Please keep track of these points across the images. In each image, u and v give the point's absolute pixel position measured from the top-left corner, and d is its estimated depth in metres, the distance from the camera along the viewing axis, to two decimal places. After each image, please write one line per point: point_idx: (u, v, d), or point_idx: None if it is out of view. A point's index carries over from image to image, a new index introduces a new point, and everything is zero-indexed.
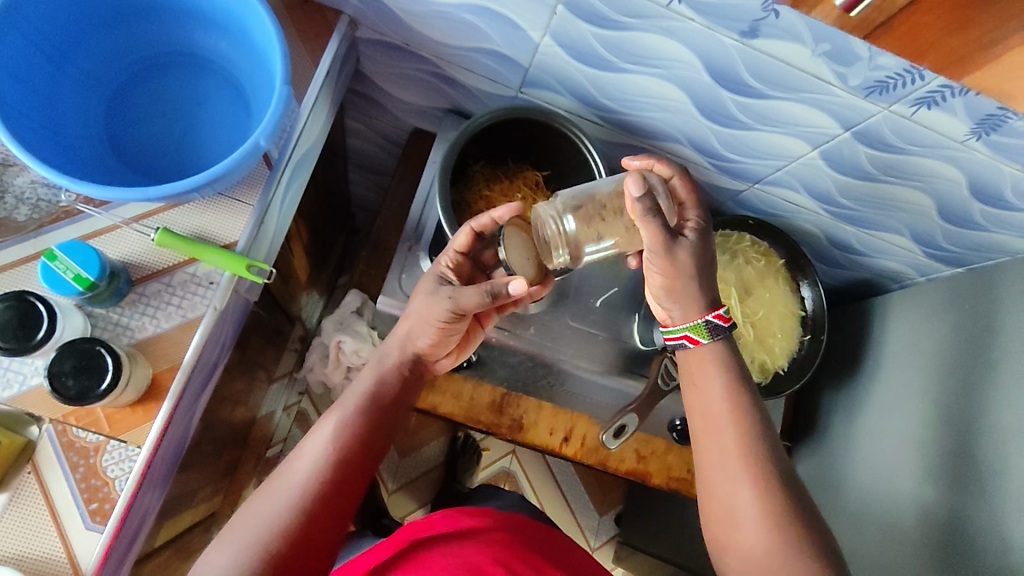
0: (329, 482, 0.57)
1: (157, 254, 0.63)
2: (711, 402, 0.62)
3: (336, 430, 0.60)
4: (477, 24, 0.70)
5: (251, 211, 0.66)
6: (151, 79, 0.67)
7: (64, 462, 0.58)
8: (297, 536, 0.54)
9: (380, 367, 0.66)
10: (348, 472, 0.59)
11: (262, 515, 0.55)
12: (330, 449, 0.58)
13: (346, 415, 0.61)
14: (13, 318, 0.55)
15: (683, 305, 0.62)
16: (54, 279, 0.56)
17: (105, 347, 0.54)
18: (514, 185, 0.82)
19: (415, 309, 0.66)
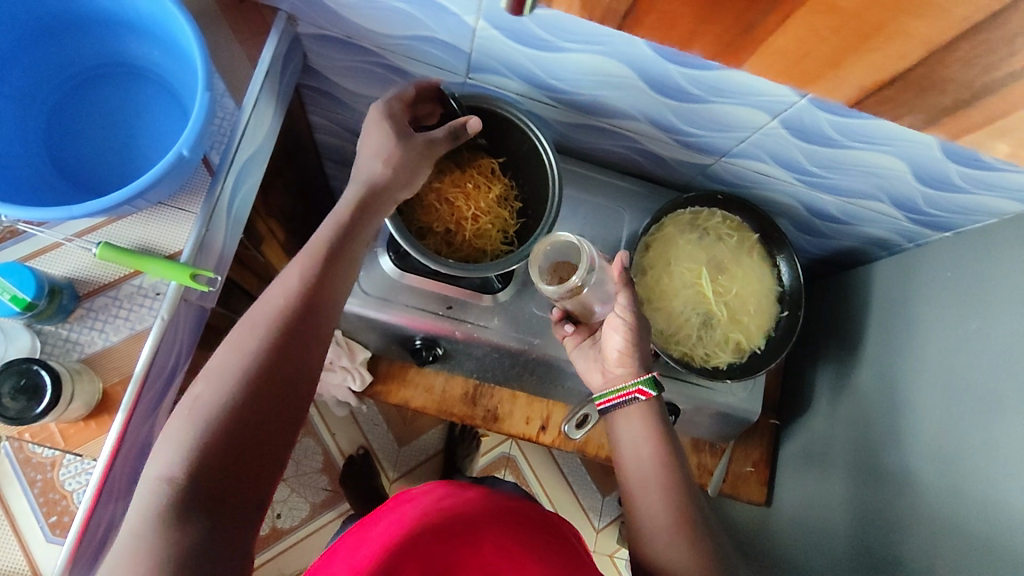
0: (299, 317, 0.51)
1: (102, 269, 0.64)
2: (642, 455, 0.64)
3: (301, 266, 0.53)
4: (411, 13, 0.68)
5: (192, 218, 0.66)
6: (90, 92, 0.67)
7: (23, 479, 0.60)
8: (270, 380, 0.48)
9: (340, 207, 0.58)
10: (318, 308, 0.52)
11: (214, 380, 0.47)
12: (299, 282, 0.52)
13: (311, 247, 0.54)
14: None
15: (628, 368, 0.68)
16: None
17: (42, 366, 0.56)
18: (465, 176, 0.79)
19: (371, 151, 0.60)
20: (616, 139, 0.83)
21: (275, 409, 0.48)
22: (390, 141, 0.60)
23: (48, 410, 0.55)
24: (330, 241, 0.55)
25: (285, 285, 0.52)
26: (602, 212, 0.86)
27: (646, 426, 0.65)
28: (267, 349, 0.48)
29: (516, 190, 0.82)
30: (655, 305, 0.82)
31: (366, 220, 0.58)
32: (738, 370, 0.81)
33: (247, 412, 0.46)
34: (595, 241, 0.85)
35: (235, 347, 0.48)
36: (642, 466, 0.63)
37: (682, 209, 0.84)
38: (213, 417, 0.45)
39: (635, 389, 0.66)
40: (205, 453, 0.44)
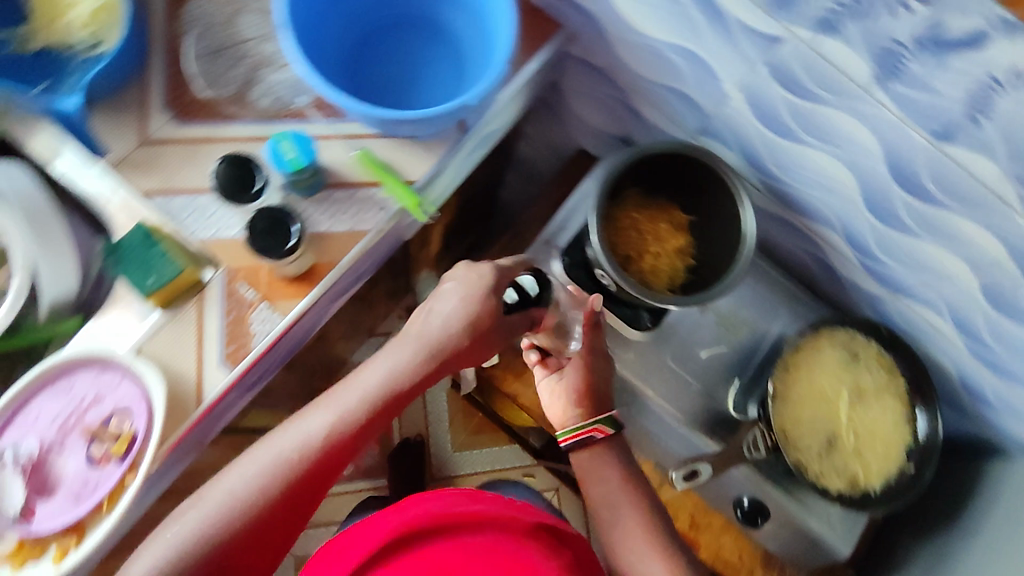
0: (319, 450, 0.65)
1: (350, 169, 0.73)
2: (618, 489, 0.76)
3: (345, 405, 0.66)
4: (679, 66, 0.77)
5: (433, 161, 0.75)
6: (399, 33, 0.79)
7: (223, 305, 0.67)
8: (269, 500, 0.63)
9: (389, 361, 0.68)
10: (336, 459, 0.66)
11: (241, 476, 0.63)
12: (327, 431, 0.65)
13: (349, 398, 0.67)
14: (238, 173, 0.69)
15: (584, 408, 0.78)
16: (276, 157, 0.69)
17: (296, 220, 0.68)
18: (658, 219, 0.84)
19: (443, 306, 0.70)
20: (801, 240, 0.88)
21: (283, 516, 0.64)
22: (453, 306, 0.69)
23: (279, 259, 0.66)
24: (370, 395, 0.67)
25: (315, 423, 0.65)
26: (760, 301, 0.89)
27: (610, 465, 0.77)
28: (263, 491, 0.62)
29: (695, 247, 0.85)
30: (787, 405, 0.82)
31: (405, 382, 0.68)
32: (847, 500, 0.79)
33: (260, 513, 0.62)
34: (745, 324, 0.88)
35: (246, 480, 0.62)
36: (619, 508, 0.75)
37: (841, 328, 0.84)
38: (230, 514, 0.61)
39: (595, 426, 0.77)
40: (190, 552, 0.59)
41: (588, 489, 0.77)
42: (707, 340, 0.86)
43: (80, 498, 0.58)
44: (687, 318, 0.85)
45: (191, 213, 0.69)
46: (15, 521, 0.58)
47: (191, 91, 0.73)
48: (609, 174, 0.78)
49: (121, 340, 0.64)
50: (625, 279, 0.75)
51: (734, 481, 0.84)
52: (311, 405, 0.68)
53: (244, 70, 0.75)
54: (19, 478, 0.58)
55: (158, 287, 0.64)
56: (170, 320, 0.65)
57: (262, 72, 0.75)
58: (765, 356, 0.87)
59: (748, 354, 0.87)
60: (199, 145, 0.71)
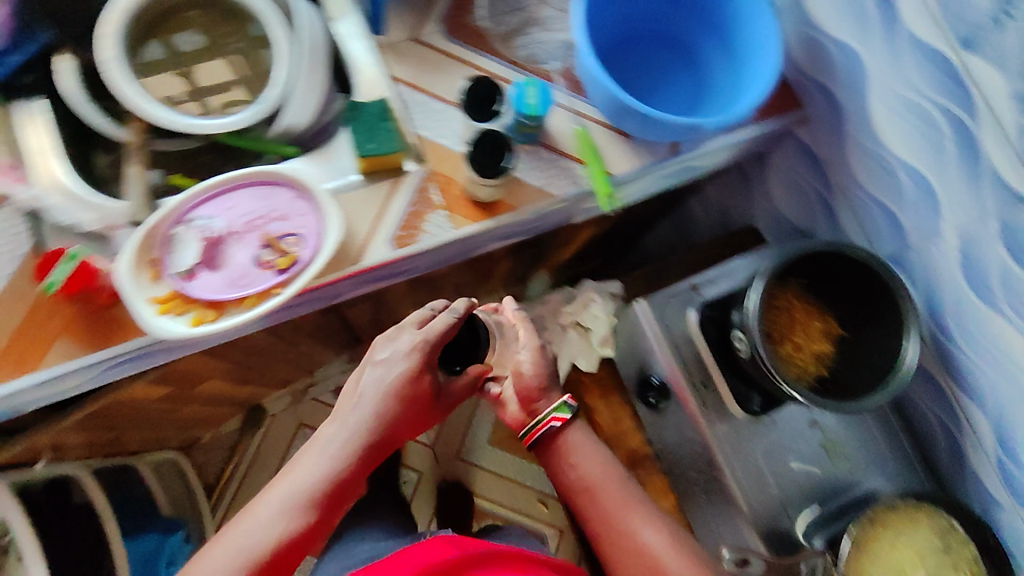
0: (281, 547, 0.58)
1: (564, 139, 0.76)
2: (609, 468, 0.71)
3: (297, 492, 0.61)
4: (904, 188, 0.76)
5: (636, 164, 0.77)
6: (657, 50, 0.84)
7: (410, 196, 0.72)
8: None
9: (341, 442, 0.65)
10: (295, 550, 0.59)
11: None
12: (293, 519, 0.59)
13: (305, 475, 0.62)
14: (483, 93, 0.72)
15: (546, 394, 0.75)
16: (518, 96, 0.71)
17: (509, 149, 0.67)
18: (813, 321, 0.81)
19: (387, 380, 0.68)
20: (944, 410, 0.83)
21: None
22: (393, 390, 0.68)
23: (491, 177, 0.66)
24: (326, 479, 0.62)
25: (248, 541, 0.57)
26: (871, 446, 0.85)
27: (591, 454, 0.72)
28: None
29: (834, 364, 0.80)
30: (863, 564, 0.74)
31: (359, 460, 0.65)
32: None
33: None
34: (847, 459, 0.84)
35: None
36: (608, 480, 0.70)
37: (944, 512, 0.76)
38: None
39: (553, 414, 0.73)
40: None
41: (569, 471, 0.71)
42: (803, 454, 0.83)
43: (235, 285, 0.64)
44: (794, 423, 0.83)
45: (423, 111, 0.75)
46: (175, 276, 0.64)
47: (468, 16, 0.79)
48: (791, 255, 0.77)
49: (321, 181, 0.71)
50: (768, 352, 0.71)
51: None
52: (261, 495, 0.61)
53: (518, 18, 0.80)
54: (196, 244, 0.65)
55: (372, 153, 0.70)
56: (365, 187, 0.72)
57: (530, 27, 0.80)
58: (853, 500, 0.82)
59: (833, 491, 0.82)
60: (451, 59, 0.77)
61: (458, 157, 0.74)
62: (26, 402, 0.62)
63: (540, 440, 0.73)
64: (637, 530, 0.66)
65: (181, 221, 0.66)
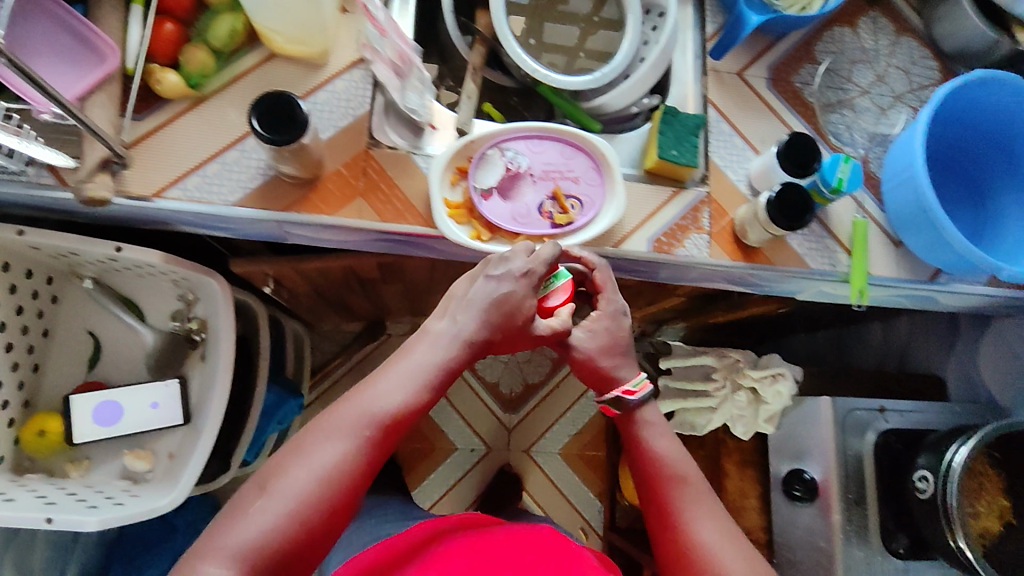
0: (368, 433, 0.55)
1: (840, 222, 0.77)
2: (670, 449, 0.65)
3: (387, 384, 0.58)
4: None
5: (895, 273, 0.78)
6: (948, 176, 0.83)
7: (683, 210, 0.76)
8: (365, 468, 0.55)
9: (434, 343, 0.60)
10: (367, 436, 0.55)
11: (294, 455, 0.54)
12: (367, 406, 0.56)
13: (385, 372, 0.59)
14: (803, 146, 0.73)
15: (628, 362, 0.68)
16: (832, 165, 0.71)
17: (807, 213, 0.69)
18: (996, 496, 0.78)
19: (455, 326, 0.61)
20: None
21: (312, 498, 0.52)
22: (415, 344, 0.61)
23: (786, 229, 0.69)
24: (419, 372, 0.59)
25: (399, 391, 0.57)
26: None
27: (656, 432, 0.66)
28: (351, 464, 0.54)
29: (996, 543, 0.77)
30: None
31: (438, 357, 0.60)
32: None
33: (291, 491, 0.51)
34: None
35: (281, 462, 0.54)
36: (680, 472, 0.63)
37: None
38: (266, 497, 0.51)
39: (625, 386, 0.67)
40: (293, 519, 0.51)
41: (642, 459, 0.65)
42: None
43: (517, 220, 0.71)
44: None
45: (722, 140, 0.78)
46: (475, 190, 0.70)
47: (793, 76, 0.81)
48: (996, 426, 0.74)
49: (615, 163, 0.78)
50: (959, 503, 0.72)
51: None
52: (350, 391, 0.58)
53: (835, 96, 0.82)
54: (501, 171, 0.72)
55: (670, 160, 0.73)
56: (645, 184, 0.76)
57: (844, 110, 0.82)
58: None
59: None
60: (766, 107, 0.80)
61: (742, 197, 0.77)
62: (299, 236, 0.70)
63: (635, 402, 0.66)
64: (691, 523, 0.60)
65: (496, 146, 0.72)
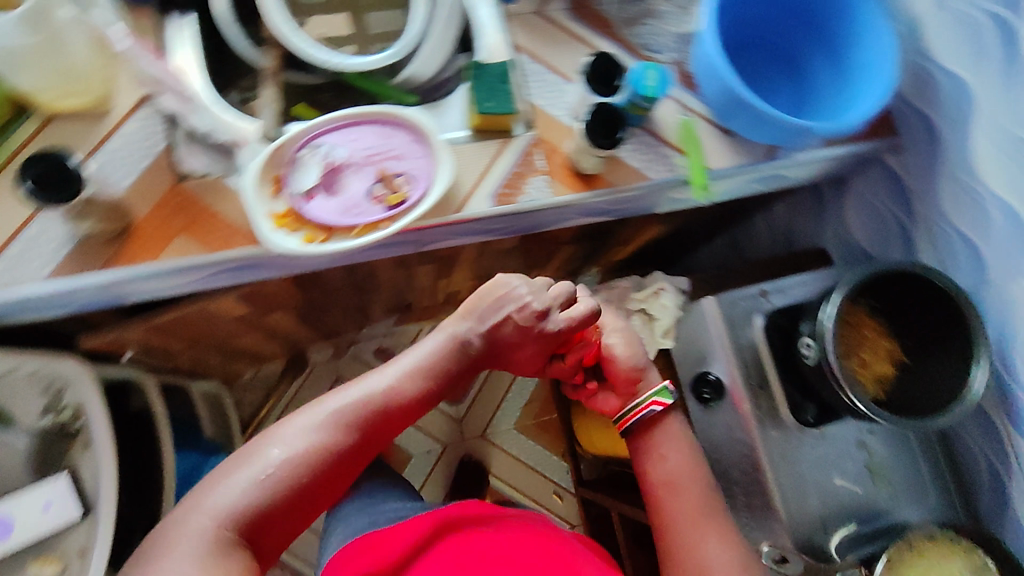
0: (365, 419, 0.68)
1: (668, 129, 0.80)
2: (679, 465, 0.76)
3: (380, 381, 0.70)
4: (993, 223, 0.77)
5: (734, 160, 0.79)
6: (763, 58, 0.86)
7: (517, 158, 0.75)
8: (349, 444, 0.66)
9: (435, 351, 0.74)
10: (363, 424, 0.67)
11: (288, 434, 0.64)
12: (362, 397, 0.68)
13: (383, 372, 0.72)
14: (606, 64, 0.74)
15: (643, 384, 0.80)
16: (638, 76, 0.73)
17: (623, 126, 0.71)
18: (881, 342, 0.82)
19: (442, 334, 0.76)
20: (994, 454, 0.82)
21: (304, 473, 0.62)
22: (410, 354, 0.75)
23: (609, 147, 0.70)
24: (411, 372, 0.72)
25: (388, 386, 0.70)
26: (915, 479, 0.85)
27: (677, 441, 0.78)
28: (343, 442, 0.65)
29: (893, 387, 0.81)
30: None
31: (439, 361, 0.74)
32: None
33: (284, 465, 0.62)
34: (889, 484, 0.84)
35: (276, 442, 0.63)
36: (689, 495, 0.74)
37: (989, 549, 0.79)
38: (257, 472, 0.60)
39: (653, 398, 0.78)
40: (283, 483, 0.61)
41: (659, 478, 0.76)
42: (848, 475, 0.83)
43: (348, 212, 0.67)
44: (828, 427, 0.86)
45: (538, 81, 0.79)
46: (296, 194, 0.67)
47: (591, 1, 0.82)
48: (873, 269, 0.78)
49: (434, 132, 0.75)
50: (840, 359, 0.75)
51: None
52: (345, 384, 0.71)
53: (637, 9, 0.83)
54: (318, 169, 0.68)
55: (490, 111, 0.73)
56: (473, 142, 0.75)
57: (648, 19, 0.83)
58: (886, 526, 0.83)
59: (871, 514, 0.83)
60: (572, 38, 0.81)
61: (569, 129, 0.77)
62: (134, 293, 0.67)
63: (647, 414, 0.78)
64: (697, 545, 0.70)
65: (307, 144, 0.69)
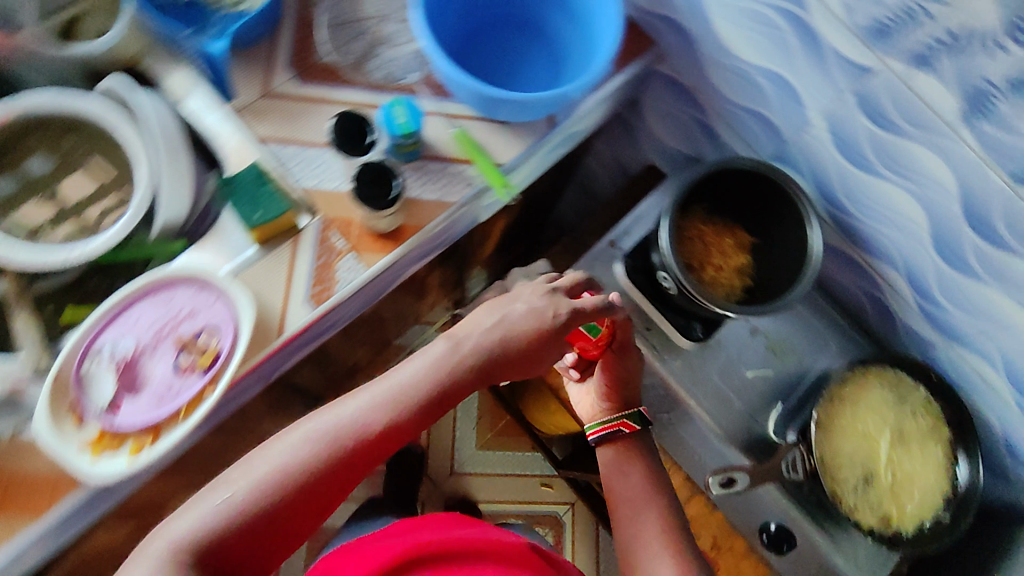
0: (352, 445, 0.59)
1: (445, 145, 0.78)
2: (636, 488, 0.73)
3: (368, 401, 0.62)
4: (766, 91, 0.80)
5: (521, 146, 0.79)
6: (504, 31, 0.85)
7: (314, 250, 0.71)
8: (328, 471, 0.58)
9: (436, 363, 0.65)
10: (350, 450, 0.59)
11: (262, 463, 0.57)
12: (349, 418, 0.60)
13: (380, 386, 0.63)
14: (350, 126, 0.74)
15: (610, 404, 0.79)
16: (388, 120, 0.73)
17: (396, 176, 0.71)
18: (725, 235, 0.89)
19: (444, 342, 0.67)
20: (861, 279, 0.90)
21: (268, 507, 0.55)
22: (412, 361, 0.66)
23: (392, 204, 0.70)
24: (410, 386, 0.64)
25: (371, 409, 0.61)
26: (810, 332, 0.93)
27: (635, 462, 0.76)
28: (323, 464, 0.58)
29: (753, 270, 0.88)
30: (829, 433, 0.84)
31: (440, 372, 0.65)
32: (880, 536, 0.81)
33: (247, 497, 0.55)
34: (792, 352, 0.92)
35: (244, 474, 0.56)
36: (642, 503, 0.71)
37: (891, 368, 0.87)
38: (219, 506, 0.54)
39: (621, 421, 0.77)
40: (242, 514, 0.54)
41: (621, 487, 0.74)
42: (753, 362, 0.90)
43: (162, 401, 0.62)
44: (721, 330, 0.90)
45: (299, 161, 0.73)
46: (98, 412, 0.61)
47: (315, 57, 0.78)
48: (706, 170, 0.84)
49: (220, 266, 0.69)
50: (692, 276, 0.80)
51: (763, 503, 0.87)
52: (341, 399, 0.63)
53: (363, 44, 0.80)
54: (111, 374, 0.63)
55: (262, 222, 0.67)
56: (262, 257, 0.70)
57: (378, 48, 0.80)
58: (809, 385, 0.90)
59: (793, 382, 0.91)
60: (311, 102, 0.76)
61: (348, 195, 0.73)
62: None
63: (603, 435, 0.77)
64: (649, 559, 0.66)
65: (87, 354, 0.63)
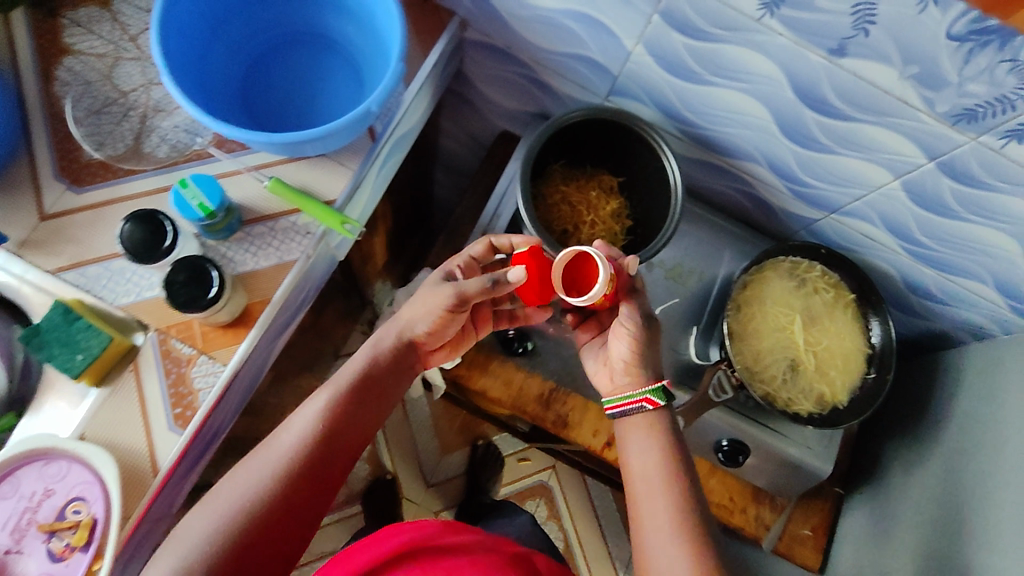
0: (319, 447, 0.57)
1: (266, 202, 0.70)
2: (646, 458, 0.63)
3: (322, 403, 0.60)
4: (576, 31, 0.75)
5: (347, 173, 0.73)
6: (286, 52, 0.76)
7: (160, 368, 0.64)
8: (302, 477, 0.56)
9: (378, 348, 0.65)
10: (320, 452, 0.57)
11: (234, 488, 0.54)
12: (310, 423, 0.58)
13: (334, 382, 0.62)
14: (144, 233, 0.63)
15: (634, 378, 0.68)
16: (181, 203, 0.64)
17: (213, 265, 0.63)
18: (590, 185, 0.86)
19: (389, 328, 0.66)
20: (730, 180, 0.89)
21: (247, 531, 0.52)
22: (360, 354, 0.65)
23: (218, 298, 0.62)
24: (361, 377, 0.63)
25: (328, 409, 0.60)
26: (703, 246, 0.93)
27: (656, 435, 0.64)
28: (295, 469, 0.56)
29: (628, 209, 0.87)
30: (744, 340, 0.85)
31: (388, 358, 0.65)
32: (820, 419, 0.82)
33: (226, 525, 0.51)
34: (692, 272, 0.91)
35: (216, 505, 0.53)
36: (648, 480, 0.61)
37: (785, 257, 0.87)
38: (199, 542, 0.50)
39: (643, 397, 0.66)
40: (225, 540, 0.51)
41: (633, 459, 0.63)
42: (659, 296, 0.90)
43: None
44: None
45: (106, 280, 0.65)
46: None
47: (84, 155, 0.69)
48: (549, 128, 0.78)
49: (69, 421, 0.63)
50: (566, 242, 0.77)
51: (710, 425, 0.88)
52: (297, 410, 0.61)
53: (133, 121, 0.70)
54: None
55: (88, 365, 0.60)
56: (111, 395, 0.63)
57: (152, 120, 0.71)
58: (717, 299, 0.90)
59: (701, 300, 0.90)
60: (97, 208, 0.67)
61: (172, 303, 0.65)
62: None
63: (620, 415, 0.67)
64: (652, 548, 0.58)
65: None
